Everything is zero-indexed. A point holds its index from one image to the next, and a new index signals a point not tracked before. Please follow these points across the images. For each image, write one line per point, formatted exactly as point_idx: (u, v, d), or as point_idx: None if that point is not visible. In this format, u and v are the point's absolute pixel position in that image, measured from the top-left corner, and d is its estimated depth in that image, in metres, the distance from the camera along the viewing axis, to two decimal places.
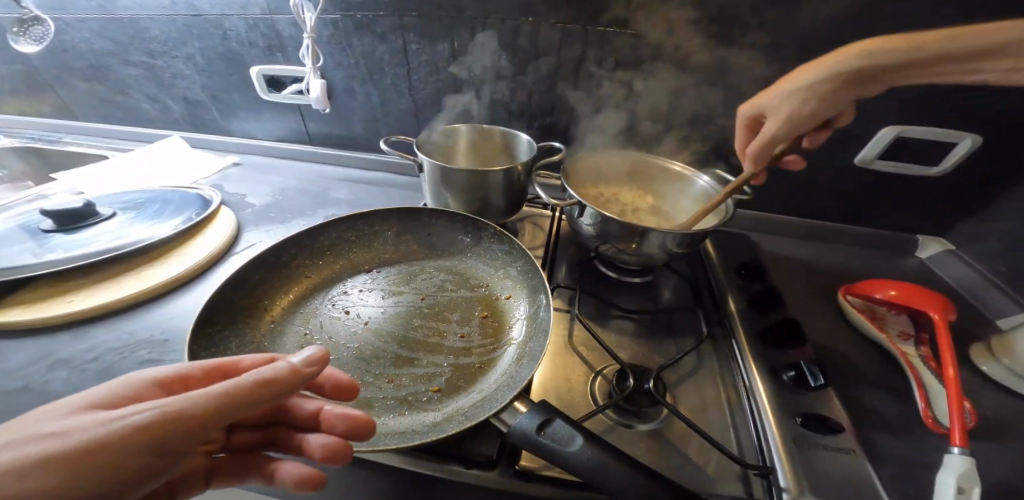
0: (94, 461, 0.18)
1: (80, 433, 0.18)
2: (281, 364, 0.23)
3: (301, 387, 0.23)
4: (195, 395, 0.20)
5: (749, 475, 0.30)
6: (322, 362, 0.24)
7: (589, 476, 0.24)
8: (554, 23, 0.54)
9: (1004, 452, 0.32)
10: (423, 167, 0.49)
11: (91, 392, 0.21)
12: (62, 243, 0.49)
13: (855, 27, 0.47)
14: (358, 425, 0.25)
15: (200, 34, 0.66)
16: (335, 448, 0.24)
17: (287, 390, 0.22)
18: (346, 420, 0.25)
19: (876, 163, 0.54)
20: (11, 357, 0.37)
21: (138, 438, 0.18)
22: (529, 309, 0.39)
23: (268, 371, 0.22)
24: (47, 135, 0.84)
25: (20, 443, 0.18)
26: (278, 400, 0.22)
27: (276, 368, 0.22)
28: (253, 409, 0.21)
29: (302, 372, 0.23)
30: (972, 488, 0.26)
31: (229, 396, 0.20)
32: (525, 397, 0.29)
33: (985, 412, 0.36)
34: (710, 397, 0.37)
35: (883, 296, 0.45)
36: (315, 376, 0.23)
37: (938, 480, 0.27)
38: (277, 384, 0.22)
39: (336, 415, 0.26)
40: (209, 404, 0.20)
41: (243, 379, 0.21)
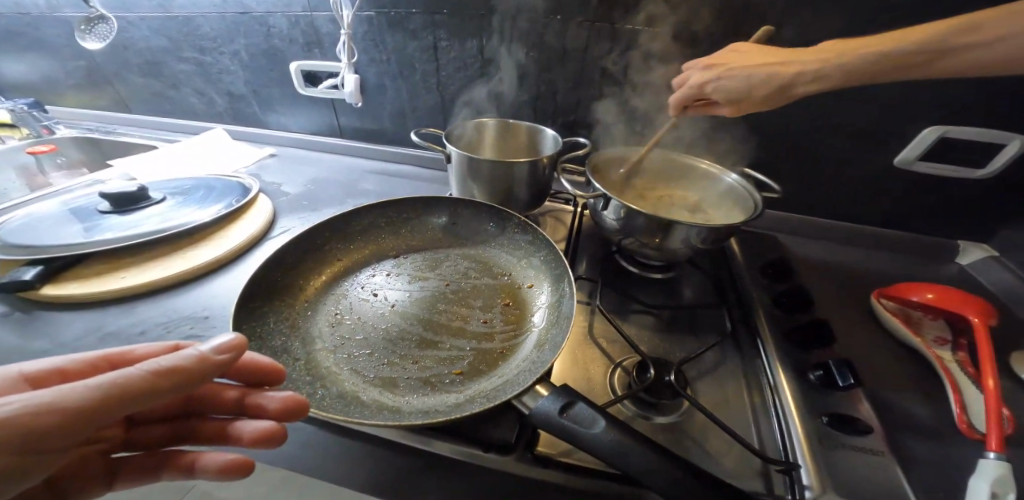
0: None
1: None
2: (189, 352, 0.22)
3: (213, 376, 0.22)
4: (72, 388, 0.19)
5: (771, 472, 0.30)
6: (240, 350, 0.23)
7: (609, 458, 0.24)
8: (582, 21, 0.55)
9: None
10: (451, 159, 0.50)
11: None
12: (117, 223, 0.53)
13: (899, 22, 0.45)
14: (289, 405, 0.25)
15: (246, 31, 0.70)
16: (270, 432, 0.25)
17: (192, 381, 0.21)
18: (277, 402, 0.25)
19: (918, 163, 0.52)
20: (68, 326, 0.40)
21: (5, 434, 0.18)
22: (551, 297, 0.39)
23: (170, 361, 0.21)
24: (104, 127, 0.91)
25: None
26: (185, 392, 0.22)
27: (182, 357, 0.21)
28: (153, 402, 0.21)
29: (213, 360, 0.22)
30: (1008, 495, 0.25)
31: (121, 389, 0.20)
32: (546, 381, 0.29)
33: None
34: (732, 394, 0.37)
35: (919, 299, 0.44)
36: (227, 364, 0.22)
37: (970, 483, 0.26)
38: (181, 374, 0.21)
39: (265, 397, 0.26)
40: (89, 398, 0.19)
41: (137, 370, 0.20)
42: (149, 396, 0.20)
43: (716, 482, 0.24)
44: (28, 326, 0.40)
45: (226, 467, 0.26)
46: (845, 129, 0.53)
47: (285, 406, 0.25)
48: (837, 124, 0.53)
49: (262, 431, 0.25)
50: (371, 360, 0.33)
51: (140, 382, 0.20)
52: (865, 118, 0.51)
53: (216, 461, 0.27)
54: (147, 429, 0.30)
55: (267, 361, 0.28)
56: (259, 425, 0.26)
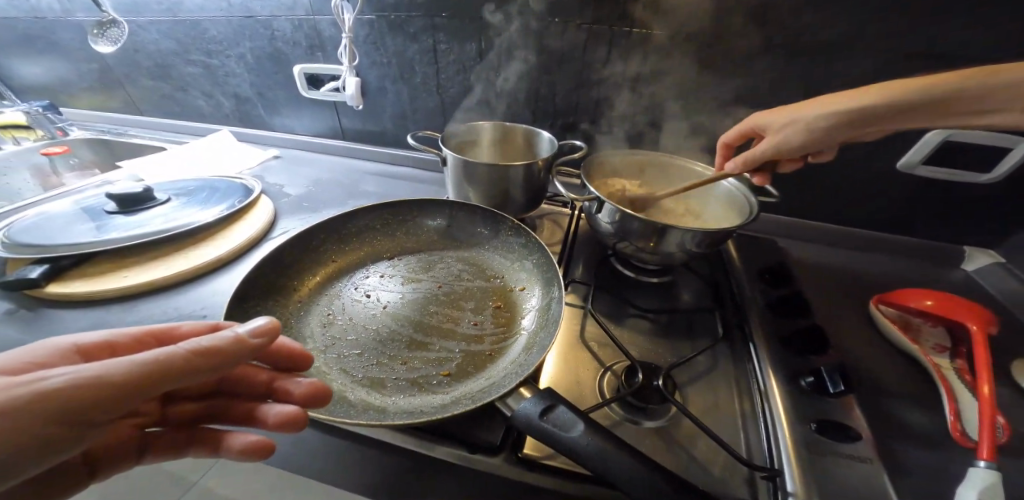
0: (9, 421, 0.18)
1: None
2: (227, 334, 0.23)
3: (247, 358, 0.23)
4: (118, 363, 0.20)
5: (756, 479, 0.30)
6: (274, 334, 0.25)
7: (588, 461, 0.24)
8: (580, 24, 0.55)
9: None
10: (447, 161, 0.51)
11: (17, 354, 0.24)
12: (123, 223, 0.54)
13: (901, 23, 0.44)
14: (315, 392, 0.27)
15: (252, 35, 0.71)
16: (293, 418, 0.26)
17: (231, 360, 0.22)
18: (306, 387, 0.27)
19: (921, 168, 0.51)
20: (72, 323, 0.41)
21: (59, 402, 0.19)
22: (542, 300, 0.39)
23: (210, 341, 0.22)
24: (115, 128, 0.93)
25: None
26: (221, 371, 0.23)
27: (222, 338, 0.23)
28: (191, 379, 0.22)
29: (249, 343, 0.23)
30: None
31: (164, 366, 0.21)
32: (530, 384, 0.29)
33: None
34: (723, 400, 0.37)
35: (918, 306, 0.43)
36: (262, 346, 0.24)
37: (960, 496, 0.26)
38: (219, 354, 0.22)
39: (297, 383, 0.28)
40: (135, 372, 0.20)
41: (179, 348, 0.21)
42: (190, 374, 0.21)
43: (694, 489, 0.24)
44: (33, 323, 0.41)
45: (253, 447, 0.27)
46: None
47: (312, 391, 0.27)
48: None
49: (286, 417, 0.25)
50: (360, 361, 0.34)
51: (181, 360, 0.21)
52: None
53: (243, 442, 0.27)
54: (181, 405, 0.31)
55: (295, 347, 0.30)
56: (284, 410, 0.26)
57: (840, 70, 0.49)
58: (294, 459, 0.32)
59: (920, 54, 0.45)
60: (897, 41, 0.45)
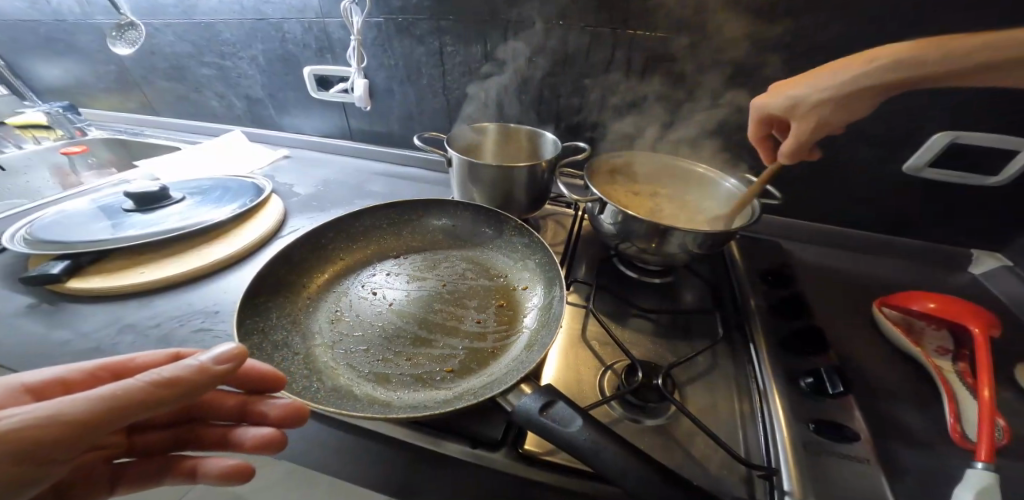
0: None
1: None
2: (191, 362, 0.23)
3: (214, 384, 0.24)
4: (77, 398, 0.21)
5: (754, 477, 0.30)
6: (240, 360, 0.24)
7: (586, 455, 0.25)
8: (585, 26, 0.56)
9: None
10: (452, 162, 0.52)
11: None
12: (140, 221, 0.56)
13: (908, 25, 0.44)
14: (291, 411, 0.27)
15: (263, 37, 0.73)
16: (268, 439, 0.27)
17: (193, 390, 0.23)
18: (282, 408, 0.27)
19: (927, 170, 0.51)
20: (90, 318, 0.43)
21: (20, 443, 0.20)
22: (544, 300, 0.40)
23: (171, 372, 0.23)
24: (132, 128, 0.96)
25: None
26: (186, 399, 0.23)
27: (185, 368, 0.23)
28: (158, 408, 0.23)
29: (211, 371, 0.23)
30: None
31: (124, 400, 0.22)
32: (531, 381, 0.30)
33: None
34: (722, 400, 0.37)
35: (919, 308, 0.43)
36: (225, 373, 0.24)
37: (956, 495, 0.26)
38: (179, 384, 0.23)
39: (268, 404, 0.28)
40: (96, 408, 0.21)
41: (141, 381, 0.22)
42: (151, 406, 0.22)
43: (690, 484, 0.25)
44: (54, 317, 0.43)
45: (230, 471, 0.29)
46: (852, 135, 0.52)
47: (287, 413, 0.27)
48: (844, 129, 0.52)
49: (261, 439, 0.27)
50: (367, 357, 0.35)
51: (140, 393, 0.22)
52: (873, 123, 0.50)
53: (218, 467, 0.29)
54: (150, 434, 0.33)
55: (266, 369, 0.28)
56: (259, 433, 0.27)
57: None
58: (303, 451, 0.33)
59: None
60: (904, 43, 0.45)
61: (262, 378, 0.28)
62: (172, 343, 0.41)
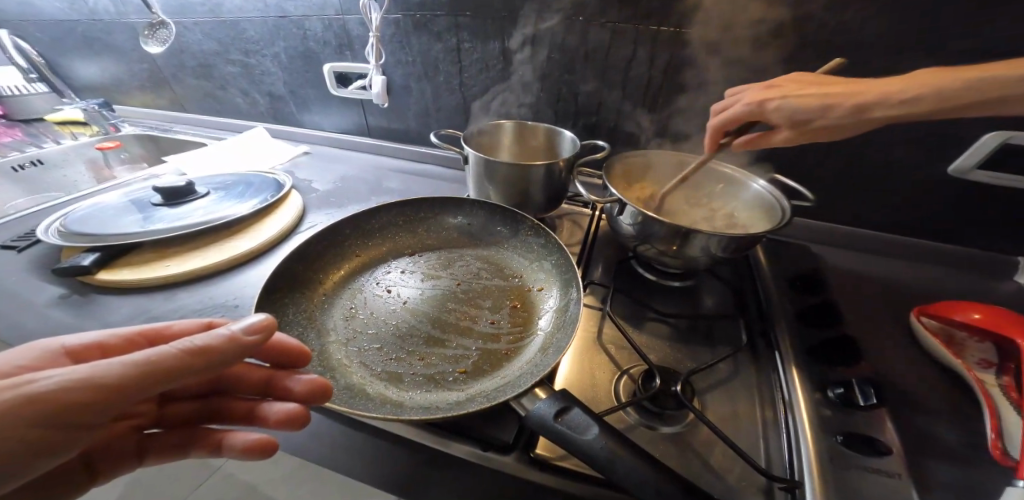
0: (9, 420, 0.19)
1: None
2: (222, 332, 0.24)
3: (241, 355, 0.24)
4: (107, 364, 0.21)
5: (774, 489, 0.29)
6: (269, 331, 0.25)
7: (601, 465, 0.24)
8: (606, 22, 0.54)
9: None
10: (468, 160, 0.51)
11: (7, 359, 0.25)
12: (165, 215, 0.58)
13: (960, 16, 0.40)
14: (314, 389, 0.27)
15: (285, 35, 0.74)
16: (293, 414, 0.28)
17: (225, 359, 0.23)
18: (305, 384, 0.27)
19: (975, 172, 0.47)
20: (118, 310, 0.45)
21: (52, 402, 0.20)
22: (560, 302, 0.39)
23: (201, 341, 0.23)
24: (162, 125, 0.99)
25: None
26: (214, 369, 0.23)
27: (215, 337, 0.23)
28: (185, 377, 0.22)
29: (241, 341, 0.24)
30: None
31: (149, 366, 0.21)
32: (545, 385, 0.29)
33: None
34: (743, 409, 0.36)
35: (963, 319, 0.41)
36: (257, 343, 0.24)
37: None
38: (210, 354, 0.23)
39: (292, 381, 0.28)
40: (126, 373, 0.21)
41: (171, 348, 0.22)
42: (181, 374, 0.22)
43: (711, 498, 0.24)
44: (84, 309, 0.44)
45: (253, 446, 0.29)
46: (892, 133, 0.49)
47: (310, 389, 0.27)
48: (882, 128, 0.49)
49: (291, 412, 0.28)
50: (379, 355, 0.35)
51: (173, 360, 0.22)
52: (916, 122, 0.47)
53: (244, 440, 0.30)
54: (175, 407, 0.33)
55: (291, 343, 0.29)
56: (288, 406, 0.28)
57: (889, 66, 0.45)
58: (315, 446, 0.34)
59: (983, 48, 0.41)
60: (957, 33, 0.41)
61: (286, 351, 0.29)
62: None
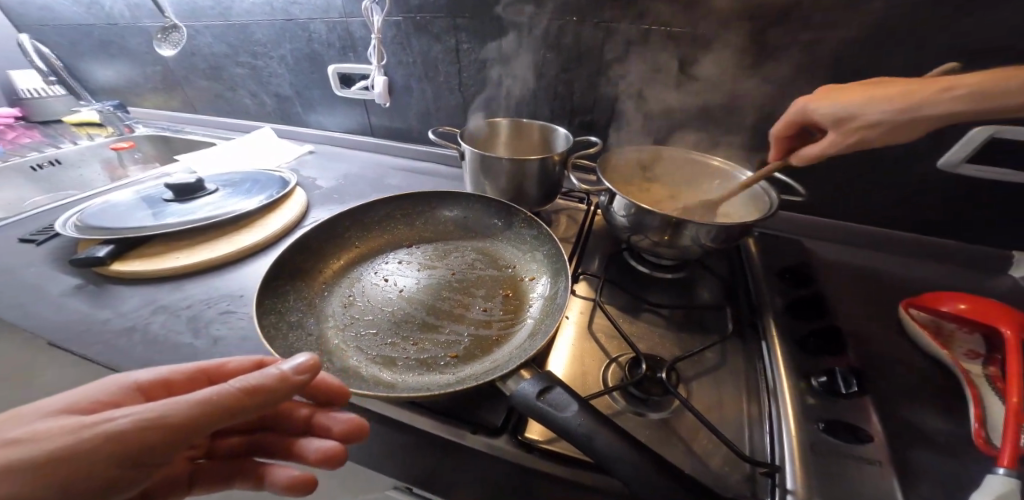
0: (96, 452, 0.21)
1: (84, 429, 0.22)
2: (273, 371, 0.25)
3: (290, 392, 0.25)
4: (177, 402, 0.23)
5: (757, 475, 0.30)
6: (314, 370, 0.26)
7: (578, 441, 0.25)
8: (599, 22, 0.55)
9: None
10: (464, 155, 0.53)
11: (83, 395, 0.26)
12: (175, 210, 0.60)
13: (945, 12, 0.41)
14: (352, 428, 0.29)
15: (291, 37, 0.76)
16: (329, 454, 0.28)
17: (275, 396, 0.24)
18: (345, 423, 0.29)
19: (964, 166, 0.48)
20: (129, 299, 0.47)
21: (130, 438, 0.22)
22: (550, 290, 0.40)
23: (255, 378, 0.24)
24: (174, 126, 1.03)
25: (48, 426, 0.22)
26: (266, 407, 0.25)
27: (268, 376, 0.25)
28: (242, 414, 0.24)
29: (291, 380, 0.25)
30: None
31: (212, 402, 0.23)
32: (530, 366, 0.30)
33: None
34: (728, 398, 0.37)
35: (951, 310, 0.42)
36: (303, 382, 0.25)
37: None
38: (264, 391, 0.24)
39: (332, 418, 0.30)
40: (193, 411, 0.23)
41: (231, 386, 0.24)
42: (239, 411, 0.24)
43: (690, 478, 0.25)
44: (98, 297, 0.47)
45: (291, 483, 0.30)
46: None
47: (349, 428, 0.29)
48: None
49: (326, 453, 0.28)
50: (375, 340, 0.36)
51: (231, 398, 0.23)
52: None
53: (284, 477, 0.31)
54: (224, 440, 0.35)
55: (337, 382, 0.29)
56: (324, 446, 0.29)
57: (874, 64, 0.46)
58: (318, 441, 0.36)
59: (972, 42, 0.41)
60: (946, 27, 0.42)
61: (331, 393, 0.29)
62: (200, 324, 0.44)
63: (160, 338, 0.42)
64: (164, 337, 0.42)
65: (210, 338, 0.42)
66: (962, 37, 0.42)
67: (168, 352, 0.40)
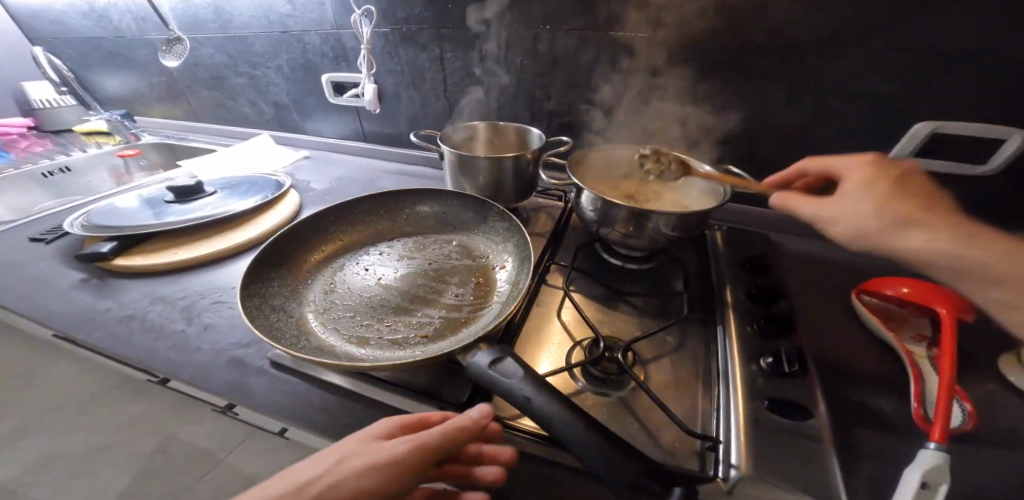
0: (387, 484, 0.25)
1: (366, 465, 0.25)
2: (469, 412, 0.27)
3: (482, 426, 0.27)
4: (421, 437, 0.26)
5: (704, 450, 0.32)
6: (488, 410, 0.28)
7: (525, 407, 0.27)
8: (571, 30, 0.59)
9: (991, 460, 0.30)
10: (444, 155, 0.56)
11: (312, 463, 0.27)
12: (176, 211, 0.64)
13: (885, 17, 0.44)
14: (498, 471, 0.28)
15: (287, 48, 0.81)
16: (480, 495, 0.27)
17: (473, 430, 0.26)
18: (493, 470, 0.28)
19: (912, 160, 0.50)
20: (129, 291, 0.50)
21: (398, 470, 0.25)
22: (518, 276, 0.43)
23: (458, 418, 0.27)
24: (178, 134, 1.07)
25: (332, 471, 0.26)
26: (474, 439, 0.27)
27: (467, 415, 0.27)
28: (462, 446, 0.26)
29: (478, 419, 0.27)
30: (939, 483, 0.26)
31: (444, 438, 0.26)
32: (488, 341, 0.33)
33: (983, 422, 0.33)
34: (683, 377, 0.39)
35: (895, 293, 0.44)
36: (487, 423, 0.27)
37: (907, 474, 0.27)
38: (467, 427, 0.26)
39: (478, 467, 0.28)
40: (433, 444, 0.26)
41: (444, 425, 0.26)
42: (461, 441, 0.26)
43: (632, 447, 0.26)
44: (101, 290, 0.50)
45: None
46: (837, 126, 0.52)
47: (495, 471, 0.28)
48: (829, 121, 0.52)
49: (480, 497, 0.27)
50: (352, 321, 0.39)
51: (452, 433, 0.26)
52: (857, 115, 0.51)
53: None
54: None
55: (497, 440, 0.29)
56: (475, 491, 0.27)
57: (824, 67, 0.49)
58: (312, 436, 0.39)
59: (911, 43, 0.44)
60: (887, 30, 0.45)
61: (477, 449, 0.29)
62: (193, 312, 0.47)
63: (156, 326, 0.45)
64: (159, 325, 0.45)
65: (201, 325, 0.45)
66: (902, 41, 0.45)
67: (160, 338, 0.43)
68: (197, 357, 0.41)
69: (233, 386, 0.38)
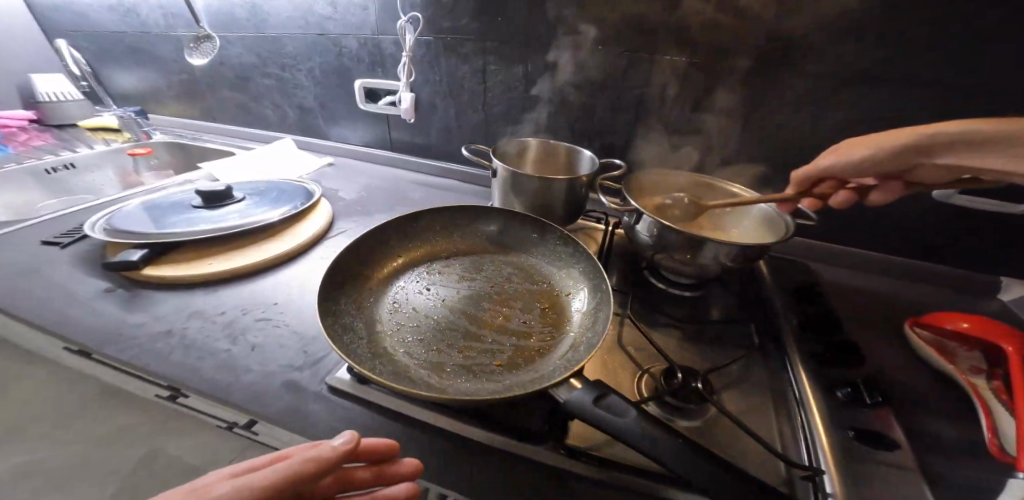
0: None
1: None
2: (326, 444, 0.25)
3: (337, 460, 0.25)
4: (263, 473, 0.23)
5: (797, 479, 0.31)
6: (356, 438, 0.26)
7: (638, 442, 0.26)
8: (623, 50, 0.60)
9: None
10: (496, 172, 0.56)
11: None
12: (206, 217, 0.61)
13: (938, 55, 0.46)
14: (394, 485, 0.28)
15: (323, 51, 0.79)
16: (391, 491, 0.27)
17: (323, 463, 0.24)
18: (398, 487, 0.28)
19: (957, 196, 0.53)
20: (162, 304, 0.47)
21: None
22: (590, 305, 0.42)
23: (310, 453, 0.25)
24: (190, 134, 1.03)
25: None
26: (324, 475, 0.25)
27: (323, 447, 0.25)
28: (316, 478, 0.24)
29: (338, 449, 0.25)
30: None
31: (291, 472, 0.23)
32: (579, 376, 0.31)
33: None
34: (757, 404, 0.39)
35: (953, 327, 0.44)
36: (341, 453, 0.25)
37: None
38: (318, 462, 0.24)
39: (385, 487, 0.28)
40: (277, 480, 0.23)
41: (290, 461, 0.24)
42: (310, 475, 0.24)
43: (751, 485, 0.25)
44: (130, 301, 0.47)
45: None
46: None
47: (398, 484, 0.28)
48: None
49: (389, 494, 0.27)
50: (423, 346, 0.37)
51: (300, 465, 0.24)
52: None
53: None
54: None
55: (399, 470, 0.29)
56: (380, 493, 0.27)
57: (873, 98, 0.51)
58: None
59: (924, 74, 0.47)
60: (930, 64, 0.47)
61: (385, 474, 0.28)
62: (236, 331, 0.44)
63: (195, 343, 0.42)
64: (199, 343, 0.42)
65: (247, 346, 0.43)
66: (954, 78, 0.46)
67: (200, 358, 0.40)
68: (246, 380, 0.38)
69: (289, 414, 0.35)
